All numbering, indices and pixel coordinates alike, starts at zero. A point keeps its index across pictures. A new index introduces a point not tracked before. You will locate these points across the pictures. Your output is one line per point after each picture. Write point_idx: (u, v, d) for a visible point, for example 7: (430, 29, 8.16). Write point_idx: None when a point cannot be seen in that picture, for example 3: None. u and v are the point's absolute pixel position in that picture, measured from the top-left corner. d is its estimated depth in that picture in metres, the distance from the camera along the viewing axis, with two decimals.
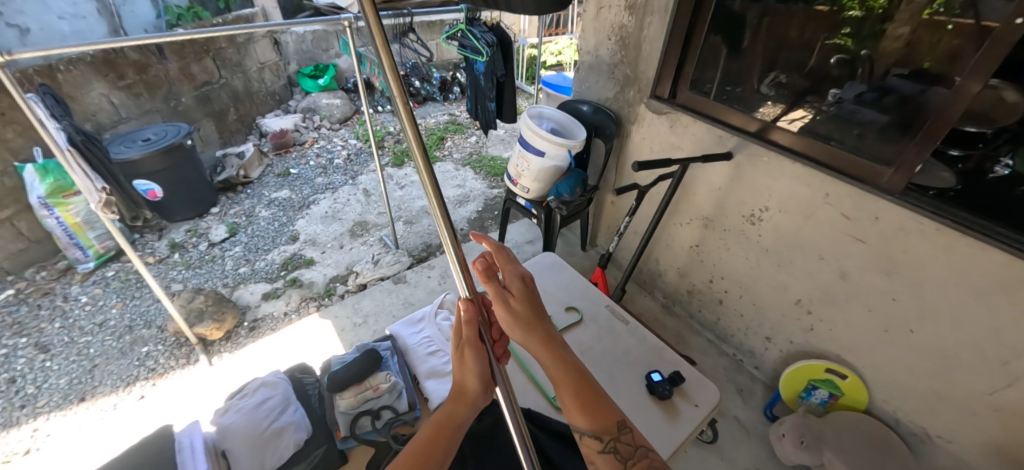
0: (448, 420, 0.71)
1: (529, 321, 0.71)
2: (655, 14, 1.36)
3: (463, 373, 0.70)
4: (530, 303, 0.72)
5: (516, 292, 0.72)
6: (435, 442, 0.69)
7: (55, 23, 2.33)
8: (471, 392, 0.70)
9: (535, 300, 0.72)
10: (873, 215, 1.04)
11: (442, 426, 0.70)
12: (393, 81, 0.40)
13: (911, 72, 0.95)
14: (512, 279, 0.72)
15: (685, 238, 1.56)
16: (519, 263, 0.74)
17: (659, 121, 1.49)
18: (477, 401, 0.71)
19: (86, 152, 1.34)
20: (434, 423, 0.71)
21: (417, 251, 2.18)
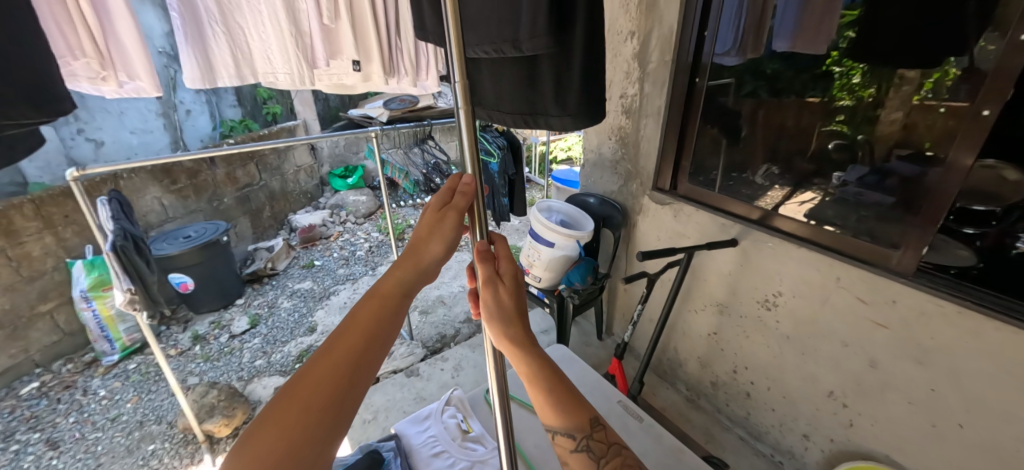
0: (395, 288, 0.62)
1: (518, 314, 0.62)
2: (650, 117, 1.51)
3: (426, 237, 0.62)
4: (517, 303, 0.63)
5: (508, 277, 0.61)
6: (381, 311, 0.59)
7: (126, 137, 2.70)
8: (428, 257, 0.62)
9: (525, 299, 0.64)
10: (889, 299, 1.02)
11: (386, 297, 0.60)
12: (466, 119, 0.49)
13: (912, 152, 0.97)
14: (502, 260, 0.62)
15: (702, 326, 1.53)
16: (514, 263, 0.63)
17: (663, 212, 1.55)
18: (431, 267, 0.63)
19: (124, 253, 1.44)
20: (374, 293, 0.61)
21: (431, 342, 2.17)
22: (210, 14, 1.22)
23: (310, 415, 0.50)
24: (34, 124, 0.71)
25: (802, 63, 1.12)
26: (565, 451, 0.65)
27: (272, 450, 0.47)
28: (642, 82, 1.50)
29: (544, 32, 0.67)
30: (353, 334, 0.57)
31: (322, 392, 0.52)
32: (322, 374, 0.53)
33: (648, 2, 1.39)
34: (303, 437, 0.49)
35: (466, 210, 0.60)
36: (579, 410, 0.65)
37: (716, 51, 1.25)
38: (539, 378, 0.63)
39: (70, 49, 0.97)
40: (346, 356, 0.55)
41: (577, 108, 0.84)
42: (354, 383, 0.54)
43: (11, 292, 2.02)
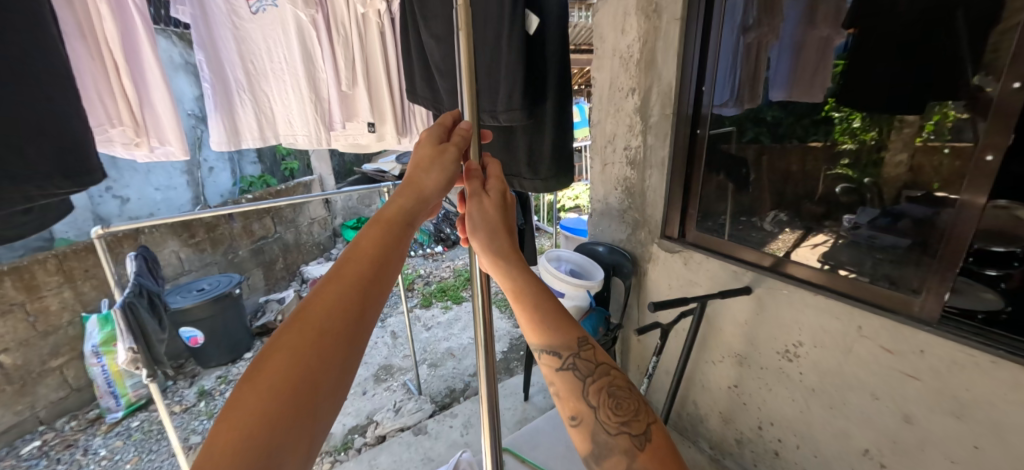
0: (397, 217, 0.61)
1: (504, 228, 0.69)
2: (654, 167, 1.54)
3: (425, 164, 0.65)
4: (502, 220, 0.70)
5: (494, 191, 0.69)
6: (386, 239, 0.58)
7: (150, 193, 2.82)
8: (428, 185, 0.64)
9: (509, 219, 0.71)
10: (916, 348, 0.98)
11: (389, 224, 0.59)
12: (465, 36, 0.55)
13: (922, 194, 0.97)
14: (492, 179, 0.70)
15: (721, 378, 1.46)
16: (503, 181, 0.71)
17: (672, 259, 1.54)
18: (432, 197, 0.65)
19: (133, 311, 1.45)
20: (378, 220, 0.60)
21: (440, 397, 2.10)
22: (238, 82, 1.32)
23: (320, 343, 0.46)
24: (66, 194, 0.73)
25: (801, 109, 1.15)
26: (552, 372, 0.64)
27: (281, 382, 0.43)
28: (644, 134, 1.55)
29: (520, 108, 0.97)
30: (356, 260, 0.54)
31: (331, 320, 0.48)
32: (329, 302, 0.49)
33: (647, 61, 1.47)
34: (314, 369, 0.45)
35: (465, 149, 0.68)
36: (567, 325, 0.65)
37: (715, 103, 1.31)
38: (524, 290, 0.65)
39: (110, 119, 1.04)
40: (352, 283, 0.51)
41: (546, 173, 1.16)
42: (363, 310, 0.51)
43: (24, 347, 2.02)
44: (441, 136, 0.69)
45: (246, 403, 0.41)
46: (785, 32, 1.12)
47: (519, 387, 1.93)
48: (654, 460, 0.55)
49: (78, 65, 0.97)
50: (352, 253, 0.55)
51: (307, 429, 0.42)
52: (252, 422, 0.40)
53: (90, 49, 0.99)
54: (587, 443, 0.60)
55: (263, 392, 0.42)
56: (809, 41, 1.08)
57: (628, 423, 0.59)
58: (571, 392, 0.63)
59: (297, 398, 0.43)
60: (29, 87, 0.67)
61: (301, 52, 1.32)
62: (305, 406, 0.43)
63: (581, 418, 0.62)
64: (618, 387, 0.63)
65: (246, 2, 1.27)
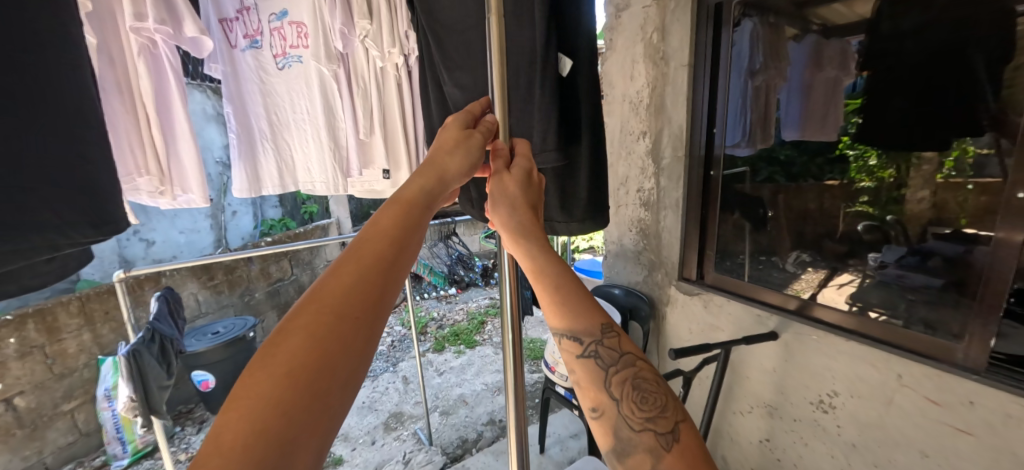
0: (418, 196, 0.56)
1: (525, 203, 0.66)
2: (669, 208, 1.52)
3: (450, 143, 0.63)
4: (527, 193, 0.67)
5: (517, 170, 0.67)
6: (406, 218, 0.53)
7: (175, 236, 2.92)
8: (452, 170, 0.61)
9: (535, 195, 0.69)
10: (964, 399, 0.90)
11: (411, 203, 0.55)
12: (495, 18, 0.59)
13: (951, 231, 0.93)
14: (520, 157, 0.70)
15: (751, 430, 1.37)
16: (530, 158, 0.70)
17: (692, 302, 1.49)
18: (453, 181, 0.62)
19: (140, 358, 1.49)
20: (398, 198, 0.55)
21: (451, 448, 2.01)
22: (262, 132, 1.40)
23: (338, 328, 0.41)
24: (89, 244, 0.69)
25: (815, 147, 1.14)
26: (574, 359, 0.59)
27: (296, 369, 0.38)
28: (657, 177, 1.55)
29: (554, 148, 0.98)
30: (376, 238, 0.49)
31: (349, 304, 0.43)
32: (348, 283, 0.44)
33: (657, 105, 1.50)
34: (332, 356, 0.40)
35: (491, 138, 0.67)
36: (589, 309, 0.59)
37: (727, 143, 1.32)
38: (546, 269, 0.60)
39: (138, 168, 1.09)
40: (372, 262, 0.46)
41: (580, 214, 1.15)
42: (384, 290, 0.46)
43: (39, 390, 2.02)
44: (469, 122, 0.69)
45: (258, 390, 0.37)
46: (792, 75, 1.15)
47: (535, 438, 1.83)
48: (681, 463, 0.51)
49: (112, 118, 1.04)
50: (370, 229, 0.49)
51: (324, 422, 0.38)
52: (264, 414, 0.35)
53: (126, 104, 1.07)
54: (609, 438, 0.56)
55: (276, 381, 0.37)
56: (816, 83, 1.11)
57: (654, 420, 0.54)
58: (592, 381, 0.58)
59: (313, 388, 0.38)
60: (77, 133, 0.66)
61: (322, 104, 1.37)
62: (321, 399, 0.38)
63: (603, 409, 0.57)
64: (645, 380, 0.57)
65: (273, 59, 1.37)
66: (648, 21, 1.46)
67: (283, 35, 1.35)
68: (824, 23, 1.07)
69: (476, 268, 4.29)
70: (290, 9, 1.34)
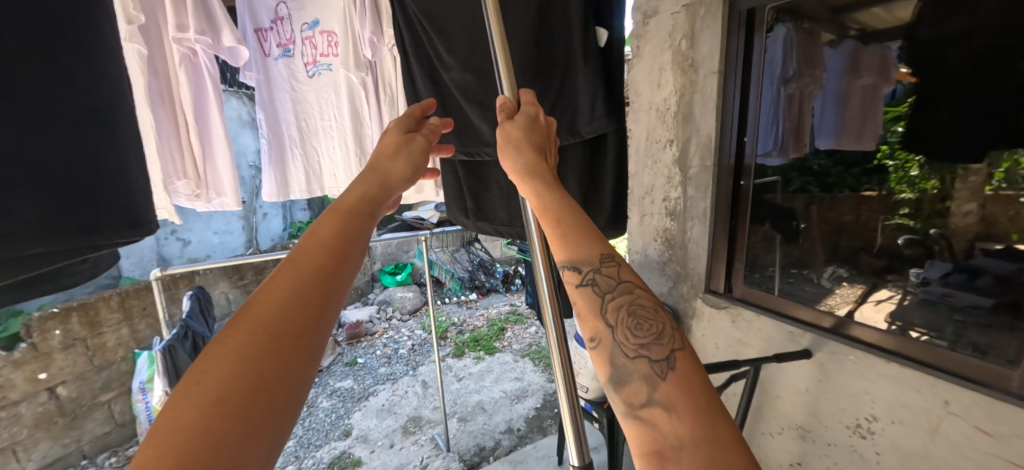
0: (356, 209, 0.60)
1: (530, 145, 0.69)
2: (695, 219, 1.48)
3: (391, 151, 0.69)
4: (531, 135, 0.70)
5: (521, 116, 0.71)
6: (344, 232, 0.55)
7: (209, 237, 3.05)
8: (393, 177, 0.67)
9: (541, 136, 0.72)
10: (1021, 431, 0.83)
11: (350, 215, 0.58)
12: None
13: (1001, 247, 0.89)
14: (527, 104, 0.74)
15: (782, 453, 1.30)
16: (536, 105, 0.75)
17: (719, 316, 1.43)
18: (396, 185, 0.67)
19: (173, 357, 1.53)
20: (335, 211, 0.58)
21: (469, 455, 1.99)
22: (292, 139, 1.45)
23: (274, 348, 0.43)
24: (123, 244, 0.70)
25: (851, 157, 1.10)
26: (573, 289, 0.59)
27: (225, 395, 0.39)
28: (684, 186, 1.50)
29: (603, 115, 0.99)
30: (313, 254, 0.51)
31: (286, 324, 0.45)
32: (284, 303, 0.46)
33: (684, 113, 1.46)
34: (268, 377, 0.41)
35: (430, 142, 0.75)
36: (590, 239, 0.60)
37: (758, 153, 1.27)
38: (551, 205, 0.62)
39: (176, 173, 1.14)
40: (308, 279, 0.49)
41: (603, 223, 1.16)
42: (322, 306, 0.48)
43: (80, 381, 2.12)
44: (409, 125, 0.75)
45: (183, 419, 0.37)
46: (828, 83, 1.10)
47: (553, 449, 1.79)
48: (677, 391, 0.48)
49: (159, 125, 1.11)
50: (307, 248, 0.52)
51: (263, 442, 0.39)
52: (190, 444, 0.36)
53: (168, 112, 1.13)
54: (606, 367, 0.54)
55: (205, 410, 0.38)
56: (853, 91, 1.06)
57: (648, 347, 0.52)
58: (589, 309, 0.57)
59: (248, 411, 0.39)
60: (102, 137, 0.65)
61: (350, 112, 1.41)
62: (256, 421, 0.39)
63: (600, 339, 0.55)
64: (641, 306, 0.55)
65: (304, 68, 1.41)
66: (677, 27, 1.43)
67: (314, 44, 1.38)
68: (864, 28, 1.03)
69: (497, 274, 4.30)
70: (321, 18, 1.37)
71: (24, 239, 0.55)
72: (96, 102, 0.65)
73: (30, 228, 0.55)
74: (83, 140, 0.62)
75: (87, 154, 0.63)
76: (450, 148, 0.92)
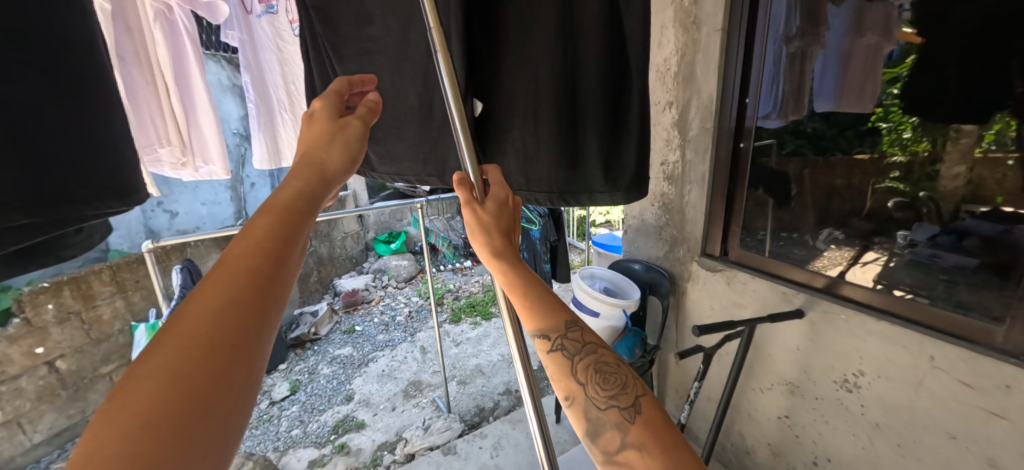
0: (296, 200, 0.48)
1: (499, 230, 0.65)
2: (694, 183, 1.47)
3: (325, 139, 0.56)
4: (500, 219, 0.66)
5: (491, 199, 0.67)
6: (285, 225, 0.45)
7: (197, 208, 2.99)
8: (332, 169, 0.55)
9: (509, 219, 0.67)
10: (1000, 383, 0.87)
11: (288, 211, 0.46)
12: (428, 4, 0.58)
13: (986, 210, 0.90)
14: (495, 186, 0.70)
15: (770, 407, 1.36)
16: (506, 186, 0.70)
17: (714, 279, 1.46)
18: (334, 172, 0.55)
19: None
20: (268, 205, 0.46)
21: (469, 416, 2.05)
22: (281, 103, 1.39)
23: (211, 354, 0.34)
24: (112, 215, 0.67)
25: (844, 121, 1.09)
26: (544, 356, 0.58)
27: (155, 418, 0.31)
28: (683, 149, 1.49)
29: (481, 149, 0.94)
30: (248, 250, 0.41)
31: (225, 325, 0.36)
32: (224, 300, 0.37)
33: (685, 74, 1.42)
34: (208, 389, 0.33)
35: (365, 120, 0.62)
36: (554, 306, 0.60)
37: (758, 115, 1.24)
38: (517, 279, 0.61)
39: (160, 139, 1.09)
40: (247, 279, 0.39)
41: (626, 185, 1.02)
42: (267, 310, 0.39)
43: (79, 354, 2.13)
44: (339, 107, 0.62)
45: (99, 452, 0.29)
46: (830, 43, 1.06)
47: (550, 408, 1.86)
48: (645, 433, 0.49)
49: (134, 88, 1.03)
50: (247, 234, 0.42)
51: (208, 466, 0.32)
52: None
53: (144, 73, 1.05)
54: (582, 423, 0.54)
55: (128, 437, 0.30)
56: (855, 51, 1.02)
57: (615, 397, 0.52)
58: (560, 372, 0.57)
59: (183, 436, 0.31)
60: (79, 98, 0.60)
61: None
62: (196, 441, 0.31)
63: (574, 397, 0.55)
64: (606, 363, 0.55)
65: (290, 26, 1.35)
66: None
67: None
68: None
69: None
70: None
71: (13, 209, 0.51)
72: (77, 63, 0.60)
73: (18, 199, 0.52)
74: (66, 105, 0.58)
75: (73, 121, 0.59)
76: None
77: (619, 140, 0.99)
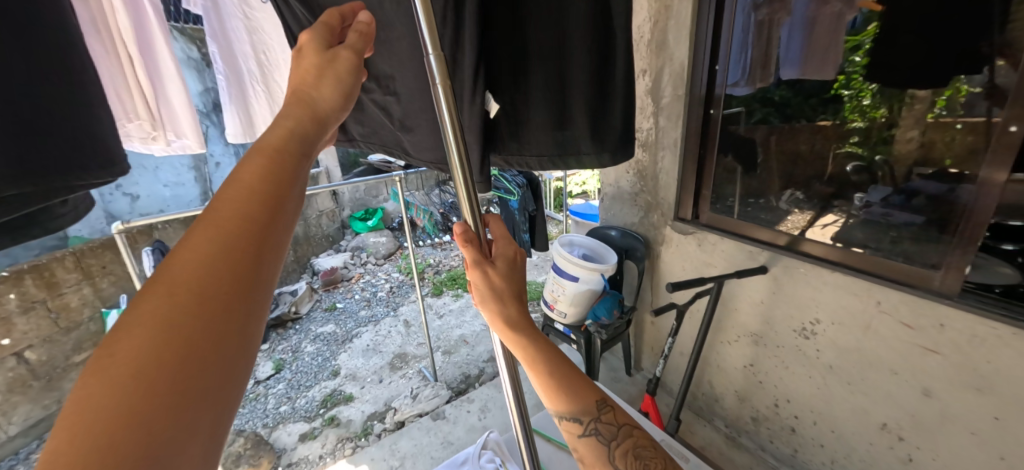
0: (292, 136, 0.41)
1: (514, 295, 0.55)
2: (667, 149, 1.52)
3: (312, 75, 0.46)
4: (514, 280, 0.56)
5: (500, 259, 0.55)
6: (280, 166, 0.37)
7: (160, 190, 2.86)
8: (326, 105, 0.46)
9: (521, 281, 0.57)
10: (936, 322, 0.98)
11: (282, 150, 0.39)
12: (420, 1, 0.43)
13: (934, 171, 0.97)
14: (500, 240, 0.57)
15: (736, 357, 1.46)
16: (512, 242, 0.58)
17: (686, 241, 1.53)
18: (328, 113, 0.46)
19: None
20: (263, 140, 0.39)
21: (455, 383, 2.12)
22: None
23: (205, 306, 0.30)
24: (94, 185, 0.63)
25: (810, 88, 1.14)
26: (574, 438, 0.59)
27: (144, 371, 0.27)
28: (656, 117, 1.52)
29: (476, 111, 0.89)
30: (243, 191, 0.35)
31: (221, 275, 0.31)
32: (218, 245, 0.32)
33: (658, 41, 1.44)
34: (203, 344, 0.29)
35: (360, 55, 0.52)
36: (584, 389, 0.59)
37: (727, 83, 1.28)
38: (540, 360, 0.55)
39: (126, 113, 1.00)
40: (241, 224, 0.33)
41: (612, 146, 1.04)
42: (266, 262, 0.34)
43: (48, 344, 2.05)
44: (329, 40, 0.50)
45: (90, 403, 0.26)
46: (796, 9, 1.08)
47: None
48: None
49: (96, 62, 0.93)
50: (238, 172, 0.36)
51: (205, 426, 0.28)
52: (105, 433, 0.25)
53: (104, 42, 0.94)
54: None
55: (119, 388, 0.26)
56: (820, 17, 1.05)
57: None
58: (595, 456, 0.59)
59: (180, 392, 0.27)
60: (56, 64, 0.57)
61: None
62: (194, 399, 0.28)
63: None
64: (644, 447, 0.59)
65: None
66: None
67: None
68: None
69: None
70: None
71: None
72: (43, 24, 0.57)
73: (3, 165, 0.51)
74: (37, 66, 0.55)
75: (50, 86, 0.56)
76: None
77: (605, 98, 1.00)
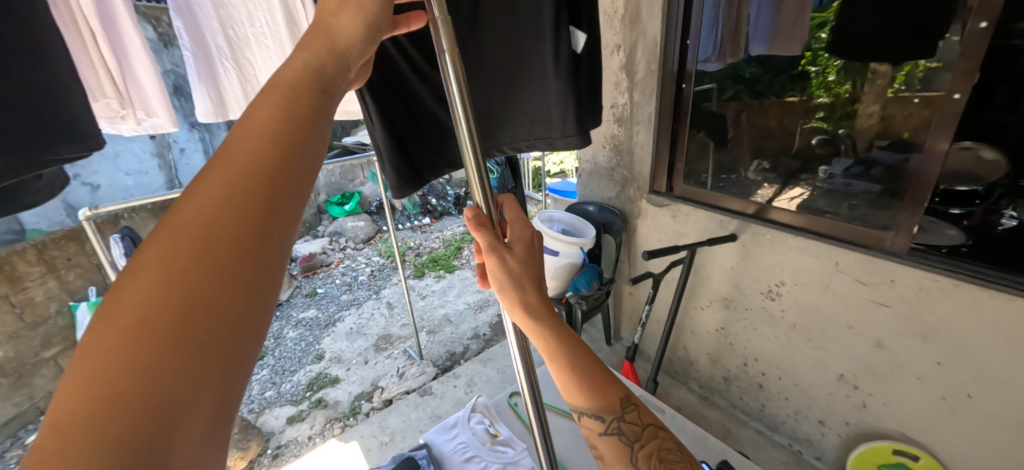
0: (308, 75, 0.37)
1: (534, 280, 0.56)
2: (642, 124, 1.55)
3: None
4: (532, 267, 0.57)
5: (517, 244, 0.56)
6: (294, 106, 0.34)
7: (122, 179, 2.74)
8: (348, 40, 0.41)
9: (538, 265, 0.58)
10: (887, 278, 1.06)
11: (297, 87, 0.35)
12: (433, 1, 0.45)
13: (891, 142, 1.04)
14: (513, 224, 0.58)
15: (709, 322, 1.54)
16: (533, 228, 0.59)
17: (661, 213, 1.58)
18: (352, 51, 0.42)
19: None
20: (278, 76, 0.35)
21: (441, 361, 2.15)
22: None
23: (216, 251, 0.28)
24: (68, 160, 0.63)
25: (778, 64, 1.20)
26: (597, 436, 0.57)
27: (153, 317, 0.25)
28: (631, 92, 1.55)
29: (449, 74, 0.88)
30: (255, 132, 0.32)
31: (235, 219, 0.29)
32: (230, 187, 0.30)
33: (632, 16, 1.45)
34: (213, 289, 0.27)
35: None
36: (608, 387, 0.57)
37: (699, 58, 1.30)
38: (560, 352, 0.55)
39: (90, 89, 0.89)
40: (252, 166, 0.31)
41: None
42: (280, 208, 0.31)
43: (14, 340, 1.97)
44: None
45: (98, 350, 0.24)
46: None
47: None
48: None
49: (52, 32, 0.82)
50: (253, 111, 0.33)
51: (218, 377, 0.27)
52: (115, 380, 0.23)
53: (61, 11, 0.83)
54: None
55: (128, 332, 0.25)
56: None
57: None
58: (619, 459, 0.56)
59: (188, 341, 0.26)
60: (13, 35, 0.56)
61: None
62: (204, 348, 0.26)
63: None
64: (669, 451, 0.56)
65: None
66: None
67: None
68: None
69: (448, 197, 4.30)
70: None
71: None
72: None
73: None
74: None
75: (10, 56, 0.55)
76: (424, 15, 0.59)
77: None
